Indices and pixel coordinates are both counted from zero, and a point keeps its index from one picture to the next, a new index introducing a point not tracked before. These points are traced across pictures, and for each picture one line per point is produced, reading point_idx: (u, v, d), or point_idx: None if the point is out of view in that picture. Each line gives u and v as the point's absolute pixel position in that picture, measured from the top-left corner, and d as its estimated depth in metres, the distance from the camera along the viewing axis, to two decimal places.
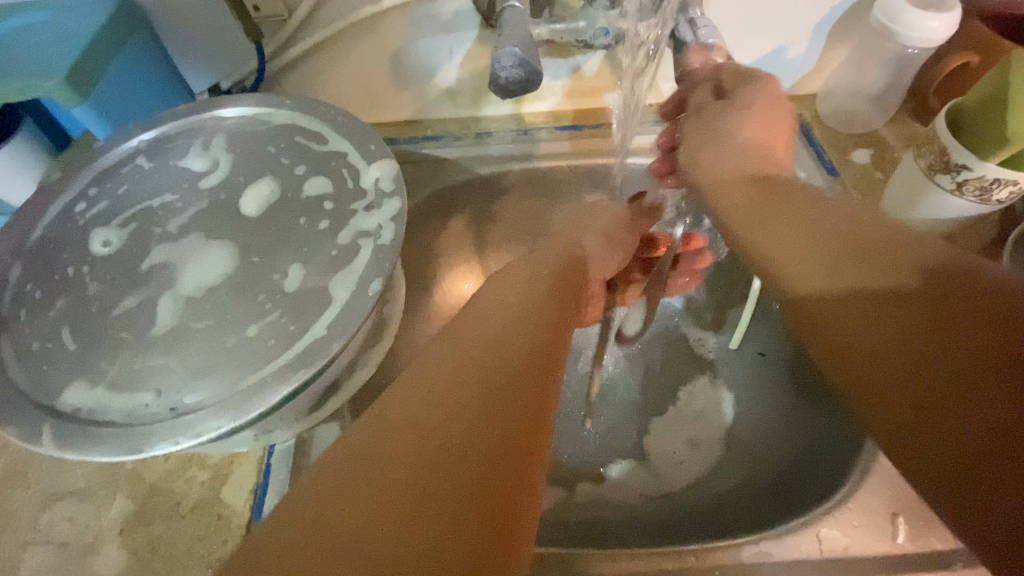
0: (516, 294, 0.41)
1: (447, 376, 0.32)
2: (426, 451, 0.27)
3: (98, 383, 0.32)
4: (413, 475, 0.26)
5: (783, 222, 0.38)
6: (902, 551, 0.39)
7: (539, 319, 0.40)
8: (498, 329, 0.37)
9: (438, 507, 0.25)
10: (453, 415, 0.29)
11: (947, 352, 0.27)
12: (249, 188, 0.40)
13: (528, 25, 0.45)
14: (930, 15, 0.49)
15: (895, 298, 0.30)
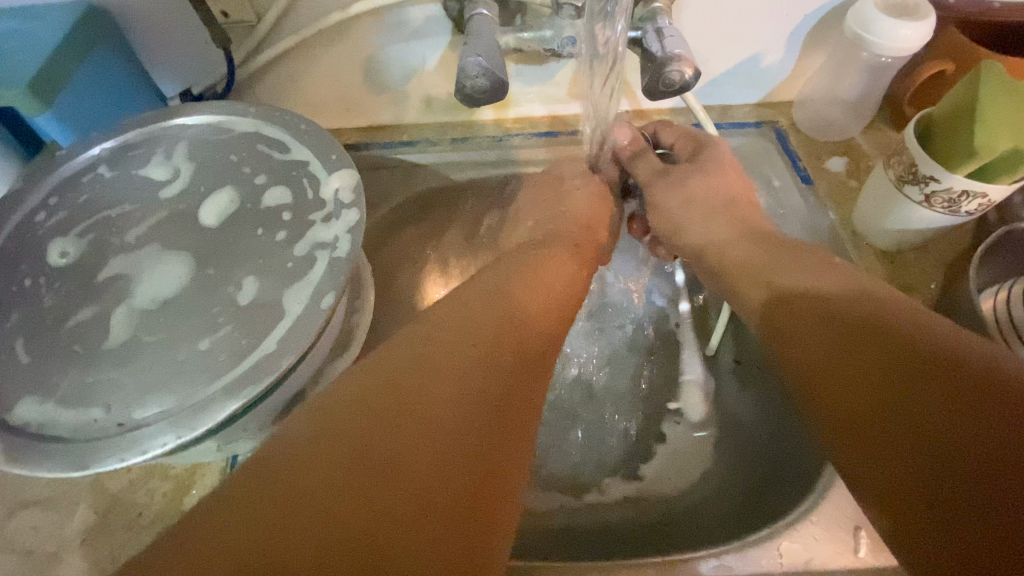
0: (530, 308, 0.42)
1: (458, 388, 0.33)
2: (422, 460, 0.29)
3: (48, 397, 0.32)
4: (409, 482, 0.28)
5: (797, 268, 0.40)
6: (863, 565, 0.39)
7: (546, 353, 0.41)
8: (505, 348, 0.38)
9: (419, 521, 0.27)
10: (460, 434, 0.31)
11: (916, 391, 0.29)
12: (208, 198, 0.40)
13: (496, 33, 0.44)
14: (903, 23, 0.48)
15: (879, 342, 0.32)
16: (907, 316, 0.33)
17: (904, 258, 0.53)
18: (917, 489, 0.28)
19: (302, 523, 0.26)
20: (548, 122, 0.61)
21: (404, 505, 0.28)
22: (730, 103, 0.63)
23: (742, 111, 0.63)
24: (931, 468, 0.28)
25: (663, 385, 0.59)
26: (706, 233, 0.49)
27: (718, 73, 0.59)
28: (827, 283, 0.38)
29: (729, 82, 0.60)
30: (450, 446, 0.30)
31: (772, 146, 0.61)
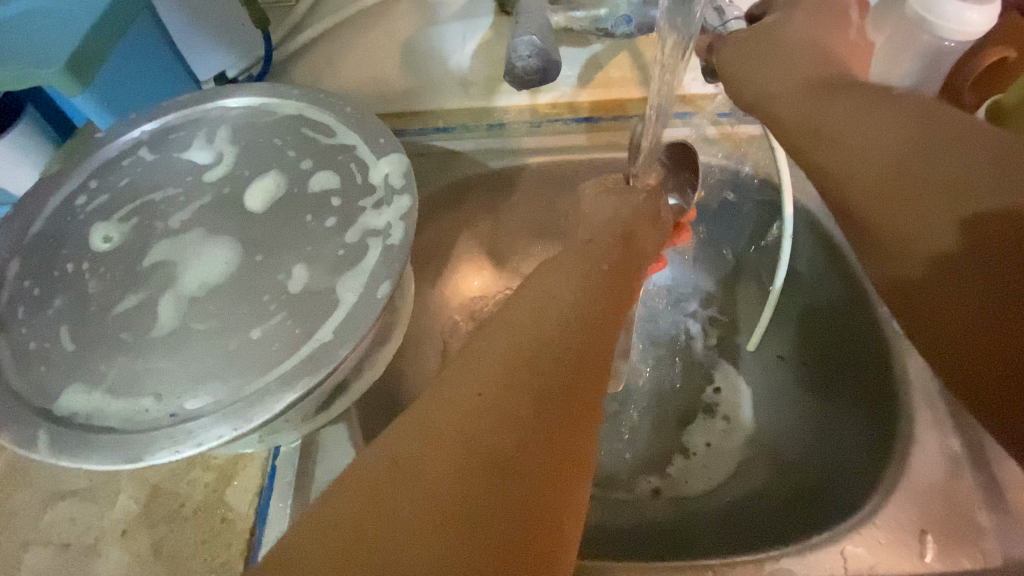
0: (567, 281, 0.36)
1: (485, 371, 0.29)
2: (485, 436, 0.26)
3: (96, 386, 0.31)
4: (447, 485, 0.24)
5: (843, 120, 0.34)
6: (930, 570, 0.37)
7: (596, 317, 0.34)
8: (545, 328, 0.32)
9: (444, 515, 0.24)
10: (494, 422, 0.27)
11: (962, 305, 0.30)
12: (253, 183, 0.38)
13: (545, 11, 0.43)
14: (970, 6, 0.46)
15: (909, 220, 0.31)
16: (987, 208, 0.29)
17: None
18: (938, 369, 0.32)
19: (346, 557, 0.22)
20: (591, 105, 0.56)
21: (438, 507, 0.24)
22: None
23: None
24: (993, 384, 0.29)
25: (704, 385, 0.59)
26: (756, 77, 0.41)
27: None
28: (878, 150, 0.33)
29: None
30: (493, 440, 0.26)
31: None
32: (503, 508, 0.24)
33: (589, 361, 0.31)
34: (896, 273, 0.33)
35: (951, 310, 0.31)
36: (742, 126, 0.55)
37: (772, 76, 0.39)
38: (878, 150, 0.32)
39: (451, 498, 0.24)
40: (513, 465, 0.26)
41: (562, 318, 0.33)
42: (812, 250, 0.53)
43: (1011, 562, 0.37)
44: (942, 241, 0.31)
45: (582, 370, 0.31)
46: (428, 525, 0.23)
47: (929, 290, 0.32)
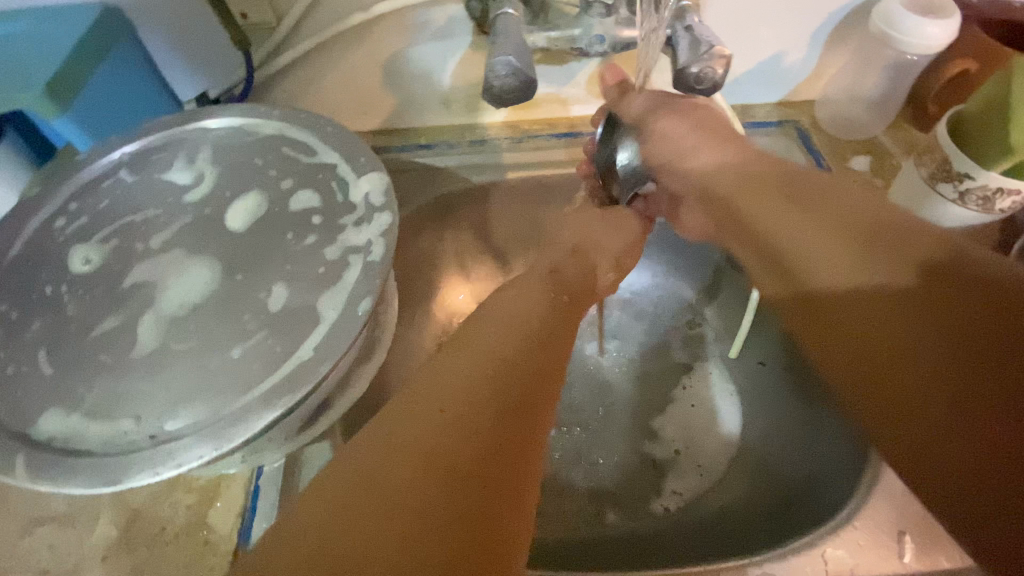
0: (524, 310, 0.38)
1: (445, 386, 0.30)
2: (452, 444, 0.27)
3: (75, 410, 0.31)
4: (410, 495, 0.25)
5: (796, 217, 0.37)
6: (909, 570, 0.38)
7: (550, 347, 0.37)
8: (506, 346, 0.34)
9: (407, 530, 0.24)
10: (454, 440, 0.28)
11: (935, 394, 0.29)
12: (234, 202, 0.39)
13: (522, 32, 0.44)
14: (929, 22, 0.48)
15: (887, 309, 0.32)
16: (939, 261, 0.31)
17: None
18: (952, 458, 0.28)
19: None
20: (569, 123, 0.60)
21: (403, 516, 0.24)
22: (750, 102, 0.62)
23: (763, 110, 0.62)
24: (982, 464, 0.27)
25: (687, 392, 0.59)
26: (703, 160, 0.48)
27: (740, 73, 0.58)
28: (818, 219, 0.36)
29: (750, 81, 0.59)
30: (458, 446, 0.27)
31: (795, 145, 0.60)
32: (466, 510, 0.25)
33: (543, 376, 0.34)
34: (853, 347, 0.33)
35: (921, 404, 0.29)
36: None
37: (714, 157, 0.47)
38: (817, 233, 0.36)
39: (416, 513, 0.25)
40: (469, 475, 0.26)
41: (520, 335, 0.36)
42: None
43: None
44: (902, 289, 0.31)
45: (540, 383, 0.33)
46: (398, 532, 0.24)
47: (896, 377, 0.31)
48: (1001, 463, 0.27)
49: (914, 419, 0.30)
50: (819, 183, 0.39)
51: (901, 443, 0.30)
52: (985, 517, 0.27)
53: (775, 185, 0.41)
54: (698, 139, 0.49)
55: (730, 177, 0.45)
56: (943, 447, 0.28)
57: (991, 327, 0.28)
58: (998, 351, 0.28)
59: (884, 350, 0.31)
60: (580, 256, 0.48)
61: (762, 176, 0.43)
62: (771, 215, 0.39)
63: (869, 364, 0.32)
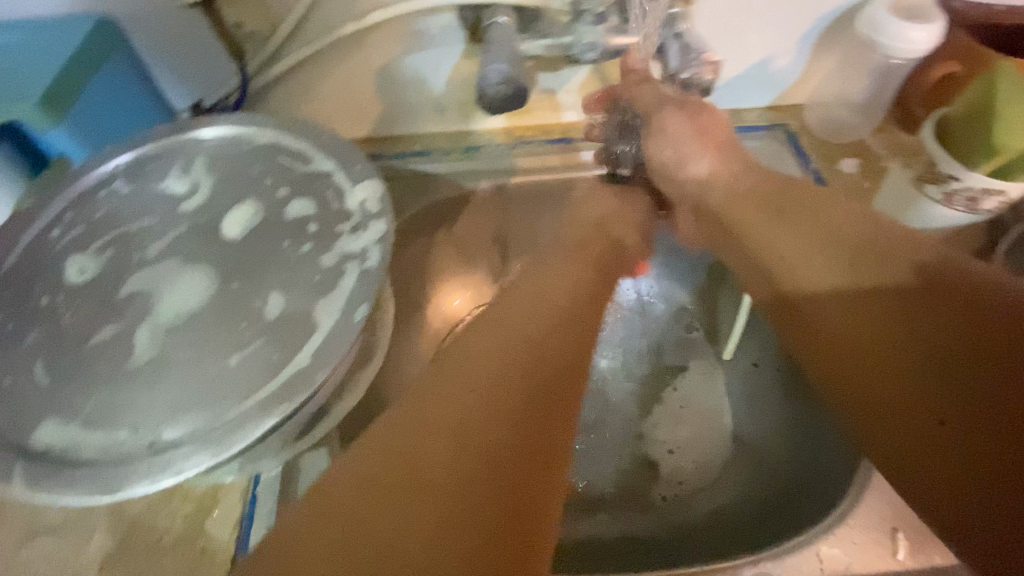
0: (551, 296, 0.41)
1: (479, 371, 0.33)
2: (482, 428, 0.30)
3: (73, 420, 0.31)
4: (444, 472, 0.28)
5: (783, 227, 0.43)
6: (903, 568, 0.39)
7: (573, 339, 0.38)
8: (537, 333, 0.37)
9: (439, 505, 0.27)
10: (486, 420, 0.30)
11: (912, 376, 0.33)
12: (230, 211, 0.39)
13: (515, 39, 0.45)
14: (914, 26, 0.49)
15: (868, 305, 0.36)
16: (920, 262, 0.35)
17: None
18: (927, 434, 0.32)
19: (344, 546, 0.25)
20: (562, 129, 0.61)
21: (437, 493, 0.27)
22: (741, 106, 0.63)
23: (753, 115, 0.63)
24: (957, 439, 0.30)
25: (683, 394, 0.59)
26: (707, 170, 0.51)
27: (730, 78, 0.59)
28: (811, 232, 0.41)
29: (740, 86, 0.60)
30: (489, 430, 0.30)
31: (784, 149, 0.61)
32: (494, 492, 0.28)
33: (574, 365, 0.36)
34: (843, 337, 0.36)
35: (893, 383, 0.34)
36: None
37: (713, 166, 0.51)
38: (809, 244, 0.41)
39: (449, 490, 0.27)
40: (497, 456, 0.29)
41: (549, 323, 0.38)
42: None
43: None
44: (888, 285, 0.35)
45: (569, 371, 0.36)
46: (431, 507, 0.27)
47: (877, 365, 0.34)
48: (979, 437, 0.30)
49: (891, 399, 0.33)
50: (814, 199, 0.44)
51: (880, 422, 0.34)
52: (962, 484, 0.30)
53: (770, 204, 0.46)
54: (697, 148, 0.51)
55: (737, 184, 0.49)
56: (909, 420, 0.32)
57: (967, 313, 0.32)
58: (971, 335, 0.32)
59: (866, 336, 0.35)
60: (605, 229, 0.52)
61: (755, 192, 0.48)
62: (758, 227, 0.45)
63: (836, 350, 0.37)
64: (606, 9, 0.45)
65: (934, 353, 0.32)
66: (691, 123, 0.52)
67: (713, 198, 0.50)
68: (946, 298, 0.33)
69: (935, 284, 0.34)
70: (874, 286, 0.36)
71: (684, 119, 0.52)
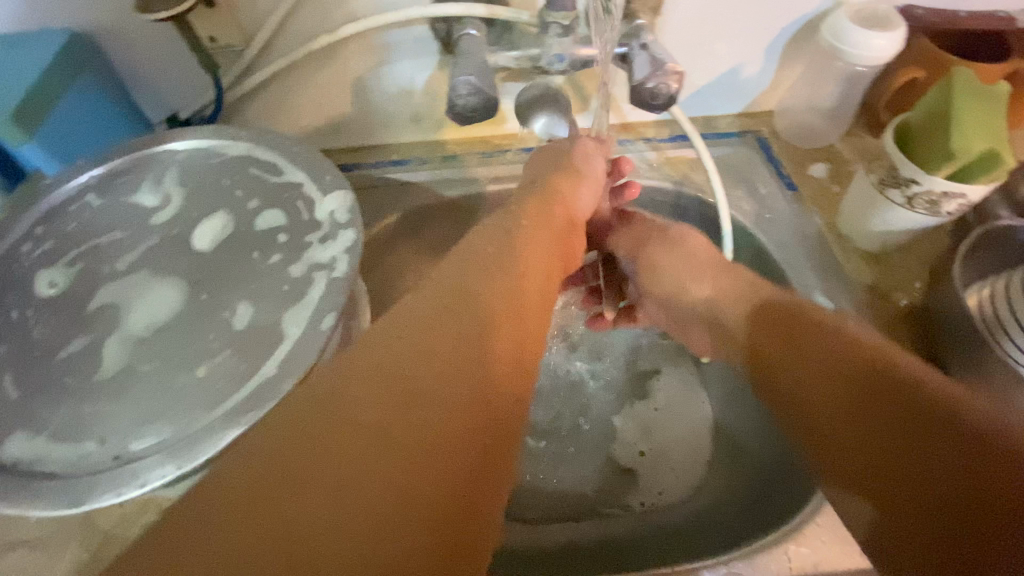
0: (508, 258, 0.41)
1: (438, 331, 0.33)
2: (438, 393, 0.30)
3: (40, 433, 0.31)
4: (391, 429, 0.28)
5: (782, 340, 0.41)
6: (870, 565, 0.39)
7: (530, 331, 0.38)
8: (494, 296, 0.37)
9: (386, 464, 0.27)
10: (443, 381, 0.31)
11: (921, 521, 0.30)
12: (201, 223, 0.39)
13: (485, 51, 0.46)
14: (875, 34, 0.50)
15: (862, 434, 0.34)
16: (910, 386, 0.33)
17: (889, 259, 0.53)
18: None
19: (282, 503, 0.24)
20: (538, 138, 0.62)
21: (386, 451, 0.27)
22: (713, 113, 0.64)
23: (724, 122, 0.64)
24: None
25: (658, 399, 0.60)
26: (705, 292, 0.50)
27: (700, 86, 0.60)
28: (803, 351, 0.40)
29: (710, 94, 0.61)
30: (442, 392, 0.30)
31: (755, 155, 0.62)
32: (445, 459, 0.28)
33: (525, 336, 0.38)
34: (853, 472, 0.34)
35: (900, 524, 0.31)
36: (681, 151, 0.61)
37: (706, 287, 0.50)
38: (800, 362, 0.39)
39: (398, 450, 0.27)
40: (451, 422, 0.29)
41: (507, 286, 0.39)
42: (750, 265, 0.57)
43: None
44: (879, 416, 0.34)
45: (520, 341, 0.37)
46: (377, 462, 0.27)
47: (886, 504, 0.32)
48: None
49: (903, 543, 0.31)
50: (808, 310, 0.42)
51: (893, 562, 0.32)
52: None
53: (766, 312, 0.44)
54: (695, 283, 0.51)
55: (728, 294, 0.48)
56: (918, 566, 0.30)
57: (950, 449, 0.30)
58: (961, 473, 0.29)
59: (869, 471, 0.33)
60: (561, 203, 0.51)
61: (744, 302, 0.46)
62: (754, 341, 0.44)
63: (850, 479, 0.35)
64: (572, 21, 0.45)
65: (930, 493, 0.30)
66: (680, 254, 0.52)
67: (717, 313, 0.49)
68: (932, 430, 0.31)
69: (924, 412, 0.32)
70: (868, 411, 0.34)
71: (665, 245, 0.53)
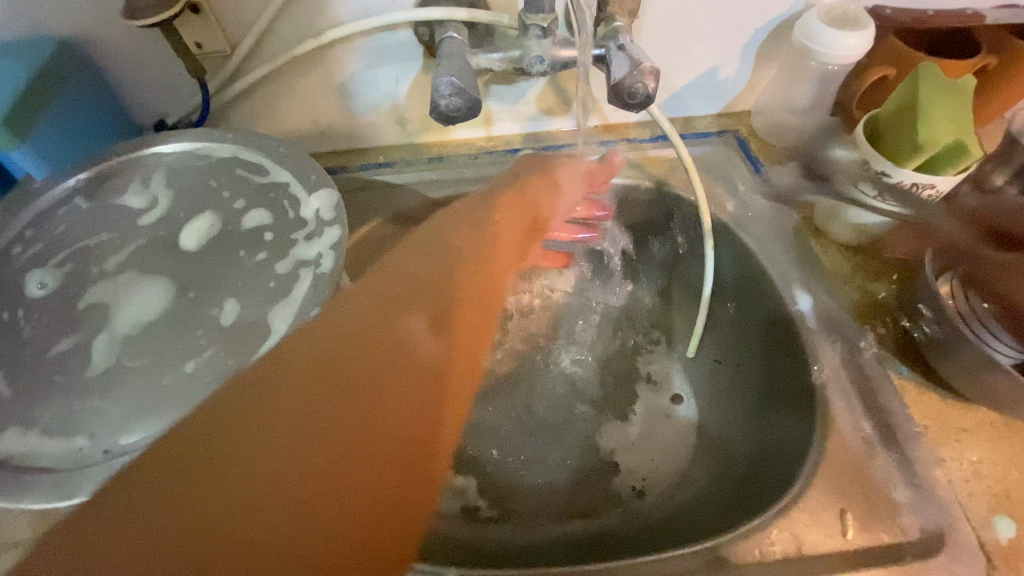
0: (443, 264, 0.43)
1: (365, 331, 0.34)
2: (361, 390, 0.31)
3: (30, 430, 0.31)
4: (307, 426, 0.29)
5: None
6: (852, 547, 0.40)
7: (468, 329, 0.40)
8: (423, 296, 0.39)
9: (303, 461, 0.28)
10: (366, 379, 0.32)
11: None
12: (189, 223, 0.40)
13: (465, 53, 0.47)
14: (844, 34, 0.51)
15: None
16: None
17: (865, 251, 0.55)
18: None
19: (214, 491, 0.26)
20: (522, 139, 0.63)
21: (296, 448, 0.28)
22: (692, 114, 0.65)
23: (704, 122, 0.65)
24: None
25: (646, 397, 0.61)
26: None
27: (678, 87, 0.62)
28: None
29: (690, 95, 0.63)
30: (364, 390, 0.31)
31: (734, 153, 0.63)
32: (367, 456, 0.29)
33: (459, 330, 0.39)
34: None
35: None
36: (662, 150, 0.63)
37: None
38: None
39: (314, 444, 0.28)
40: (371, 419, 0.30)
41: (440, 287, 0.41)
42: (732, 259, 0.58)
43: (927, 534, 0.41)
44: None
45: (455, 335, 0.38)
46: (289, 461, 0.28)
47: None
48: None
49: None
50: None
51: None
52: None
53: None
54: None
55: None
56: None
57: None
58: None
59: None
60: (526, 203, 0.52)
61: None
62: None
63: None
64: (550, 23, 0.46)
65: None
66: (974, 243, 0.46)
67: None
68: None
69: None
70: None
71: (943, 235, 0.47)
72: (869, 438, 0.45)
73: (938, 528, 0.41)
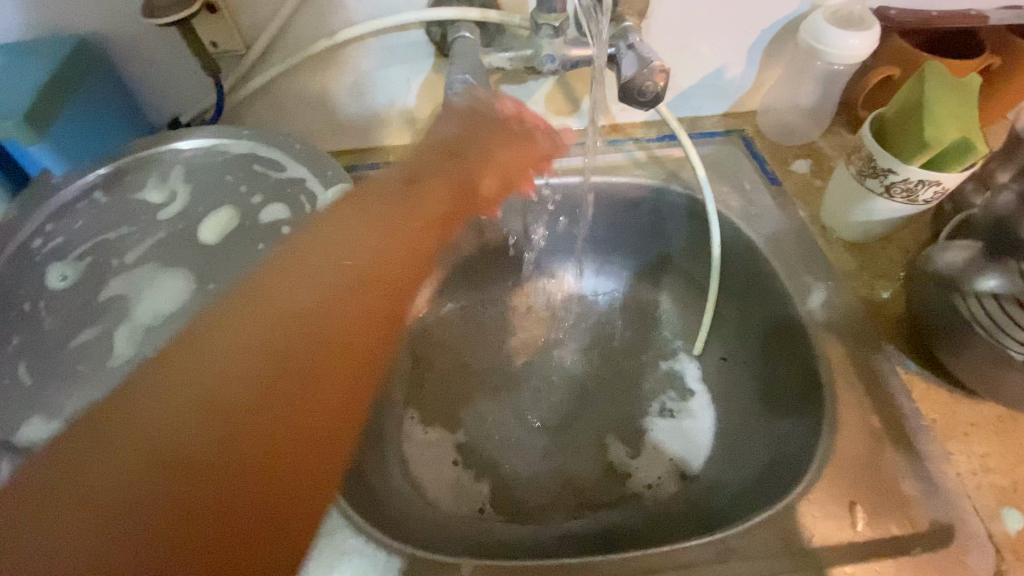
0: (390, 223, 0.39)
1: (267, 321, 0.30)
2: (250, 397, 0.28)
3: (54, 418, 0.32)
4: (185, 439, 0.25)
5: None
6: (863, 538, 0.41)
7: (392, 313, 0.36)
8: (343, 271, 0.35)
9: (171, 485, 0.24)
10: (256, 382, 0.28)
11: None
12: (206, 218, 0.41)
13: (478, 51, 0.49)
14: (850, 34, 0.52)
15: None
16: None
17: (871, 249, 0.55)
18: None
19: (92, 493, 0.23)
20: None
21: (168, 469, 0.25)
22: (698, 114, 0.66)
23: (710, 122, 0.66)
24: None
25: (657, 393, 0.60)
26: None
27: (685, 86, 0.62)
28: None
29: (696, 95, 0.64)
30: (256, 399, 0.28)
31: (740, 152, 0.64)
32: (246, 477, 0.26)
33: (381, 315, 0.35)
34: None
35: None
36: (669, 149, 0.63)
37: None
38: None
39: (188, 466, 0.25)
40: (257, 434, 0.27)
41: (371, 258, 0.36)
42: (739, 256, 0.59)
43: (937, 526, 0.41)
44: None
45: (374, 321, 0.34)
46: (154, 486, 0.24)
47: None
48: None
49: None
50: None
51: None
52: None
53: None
54: None
55: None
56: None
57: None
58: None
59: None
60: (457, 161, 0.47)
61: None
62: None
63: None
64: (562, 22, 0.46)
65: None
66: None
67: None
68: None
69: None
70: None
71: None
72: (878, 432, 0.45)
73: (946, 519, 0.41)
